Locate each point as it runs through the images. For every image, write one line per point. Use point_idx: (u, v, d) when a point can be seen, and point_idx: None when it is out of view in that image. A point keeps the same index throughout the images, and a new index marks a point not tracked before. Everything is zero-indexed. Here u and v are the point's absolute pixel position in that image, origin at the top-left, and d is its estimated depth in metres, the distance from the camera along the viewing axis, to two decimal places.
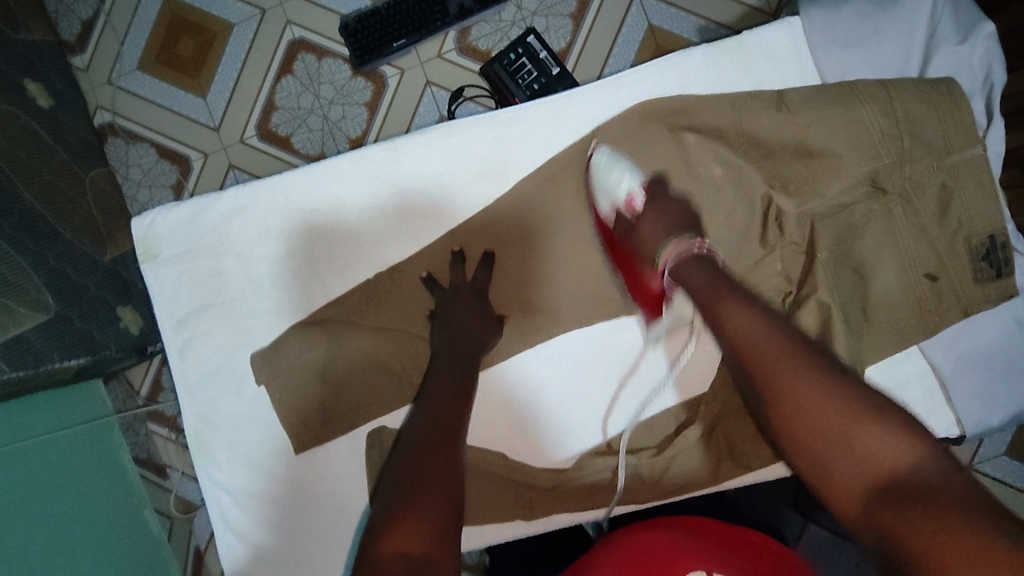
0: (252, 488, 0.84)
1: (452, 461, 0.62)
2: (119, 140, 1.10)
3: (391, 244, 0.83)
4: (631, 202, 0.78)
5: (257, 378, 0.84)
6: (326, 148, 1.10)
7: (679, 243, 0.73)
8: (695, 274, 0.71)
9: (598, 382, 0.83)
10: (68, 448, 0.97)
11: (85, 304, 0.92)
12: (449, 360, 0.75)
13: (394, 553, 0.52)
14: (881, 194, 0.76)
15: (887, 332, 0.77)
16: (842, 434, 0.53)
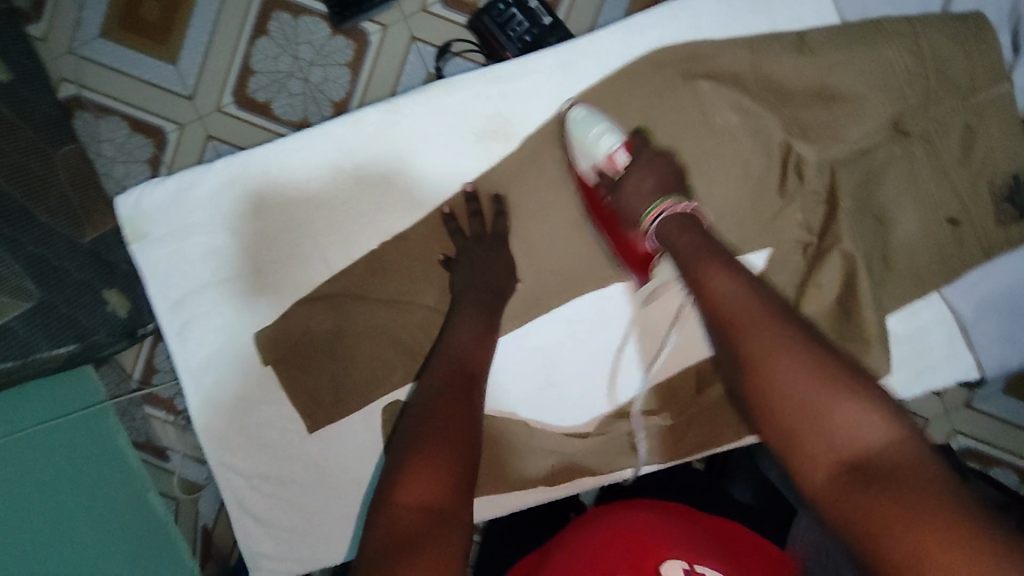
0: (266, 469, 0.82)
1: (470, 423, 0.60)
2: (87, 114, 1.04)
3: (394, 211, 0.79)
4: (614, 161, 0.74)
5: (263, 359, 0.80)
6: (309, 113, 1.04)
7: (666, 202, 0.70)
8: (680, 237, 0.68)
9: (613, 345, 0.81)
10: (63, 437, 0.93)
11: (69, 289, 0.87)
12: (470, 331, 0.71)
13: (414, 503, 0.52)
14: (904, 136, 0.74)
15: (908, 279, 0.75)
16: (824, 411, 0.51)
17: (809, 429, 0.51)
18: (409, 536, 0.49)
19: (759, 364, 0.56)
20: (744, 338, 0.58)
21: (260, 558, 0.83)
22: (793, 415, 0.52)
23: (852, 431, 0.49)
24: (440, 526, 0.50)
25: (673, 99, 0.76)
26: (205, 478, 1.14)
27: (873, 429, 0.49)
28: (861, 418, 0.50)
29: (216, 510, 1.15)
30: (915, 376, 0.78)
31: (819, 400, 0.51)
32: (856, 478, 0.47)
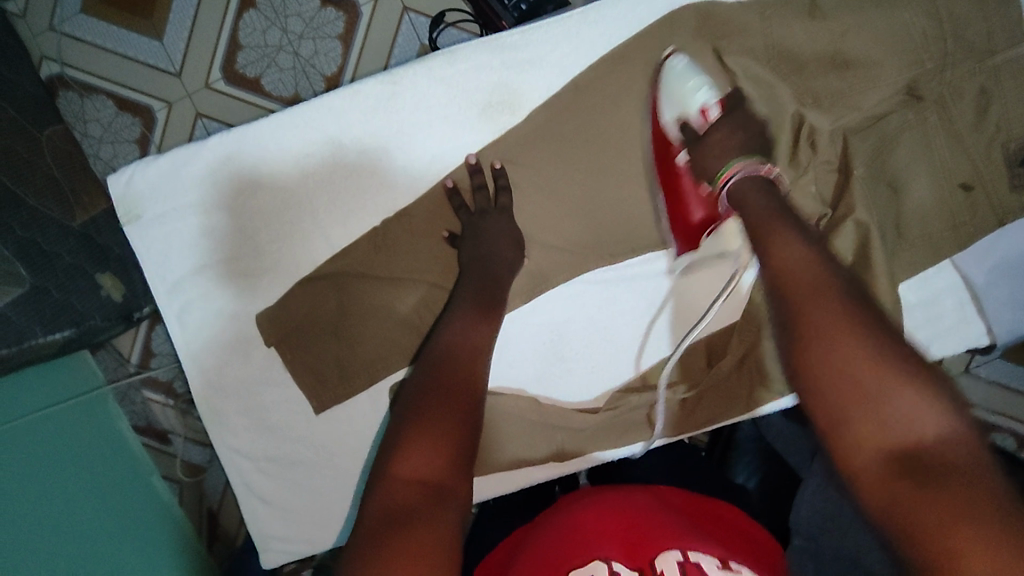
0: (272, 451, 0.81)
1: (471, 396, 0.57)
2: (72, 93, 1.00)
3: (395, 187, 0.77)
4: (704, 114, 0.72)
5: (264, 340, 0.79)
6: (300, 89, 1.01)
7: (748, 162, 0.68)
8: (753, 195, 0.65)
9: (633, 317, 0.80)
10: (60, 428, 0.90)
11: (61, 274, 0.85)
12: (475, 295, 0.69)
13: (410, 477, 0.50)
14: (918, 101, 0.72)
15: (919, 247, 0.75)
16: (878, 398, 0.46)
17: (863, 414, 0.46)
18: (403, 512, 0.47)
19: (823, 346, 0.50)
20: (809, 313, 0.52)
21: (271, 541, 0.82)
22: (845, 397, 0.47)
23: (906, 420, 0.44)
24: (437, 505, 0.48)
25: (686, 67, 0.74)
26: (208, 461, 1.15)
27: (935, 424, 0.44)
28: (920, 408, 0.45)
29: (222, 490, 1.16)
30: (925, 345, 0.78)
31: (878, 382, 0.46)
32: (905, 473, 0.42)
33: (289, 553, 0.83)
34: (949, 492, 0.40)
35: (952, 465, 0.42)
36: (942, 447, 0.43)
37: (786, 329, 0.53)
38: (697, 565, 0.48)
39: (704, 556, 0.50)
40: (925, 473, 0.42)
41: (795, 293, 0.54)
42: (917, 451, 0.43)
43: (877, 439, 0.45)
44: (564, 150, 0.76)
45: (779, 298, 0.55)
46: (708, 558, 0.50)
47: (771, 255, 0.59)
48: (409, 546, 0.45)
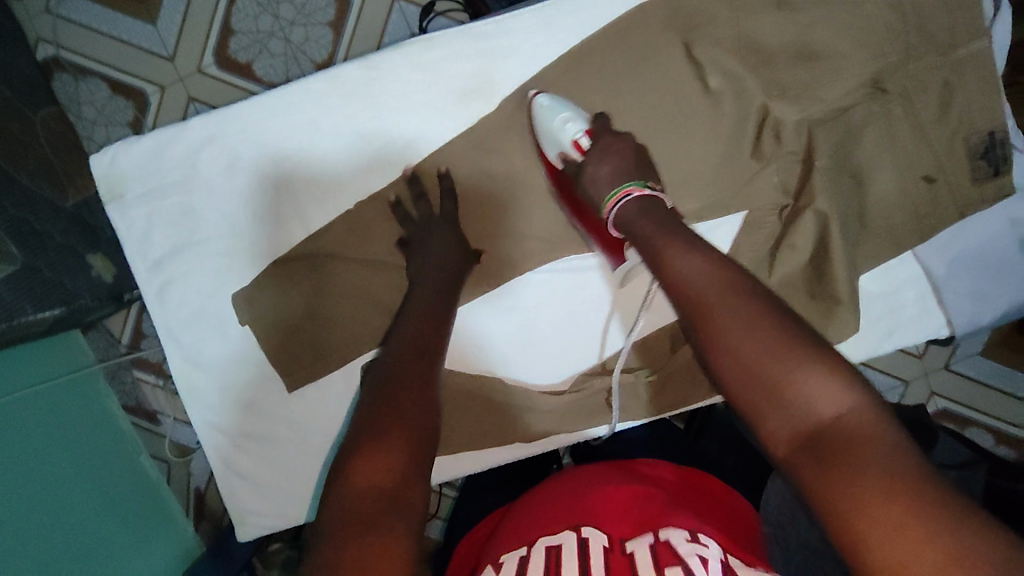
0: (248, 428, 0.83)
1: (426, 394, 0.54)
2: (67, 76, 1.02)
3: (372, 172, 0.79)
4: (578, 146, 0.72)
5: (240, 319, 0.81)
6: (291, 75, 1.02)
7: (622, 191, 0.67)
8: (639, 221, 0.65)
9: (586, 315, 0.82)
10: (52, 400, 0.94)
11: (52, 254, 0.87)
12: (427, 308, 0.67)
13: (361, 488, 0.46)
14: (882, 94, 0.74)
15: (882, 238, 0.76)
16: (780, 391, 0.47)
17: (770, 408, 0.47)
18: (359, 520, 0.44)
19: (722, 354, 0.51)
20: (708, 322, 0.52)
21: (246, 514, 0.85)
22: (753, 399, 0.48)
23: (807, 406, 0.46)
24: (393, 514, 0.44)
25: (659, 57, 0.75)
26: (196, 442, 1.17)
27: (835, 402, 0.45)
28: (826, 391, 0.46)
29: (209, 473, 1.18)
30: (886, 335, 0.80)
31: (775, 373, 0.47)
32: (814, 456, 0.44)
33: (265, 527, 0.86)
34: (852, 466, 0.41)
35: (855, 439, 0.43)
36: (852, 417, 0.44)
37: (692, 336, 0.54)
38: (667, 542, 0.48)
39: (674, 532, 0.50)
40: (841, 449, 0.43)
41: (697, 300, 0.54)
42: (822, 433, 0.44)
43: (786, 430, 0.46)
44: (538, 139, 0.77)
45: (684, 307, 0.55)
46: (678, 533, 0.49)
47: (668, 269, 0.58)
48: (360, 556, 0.41)
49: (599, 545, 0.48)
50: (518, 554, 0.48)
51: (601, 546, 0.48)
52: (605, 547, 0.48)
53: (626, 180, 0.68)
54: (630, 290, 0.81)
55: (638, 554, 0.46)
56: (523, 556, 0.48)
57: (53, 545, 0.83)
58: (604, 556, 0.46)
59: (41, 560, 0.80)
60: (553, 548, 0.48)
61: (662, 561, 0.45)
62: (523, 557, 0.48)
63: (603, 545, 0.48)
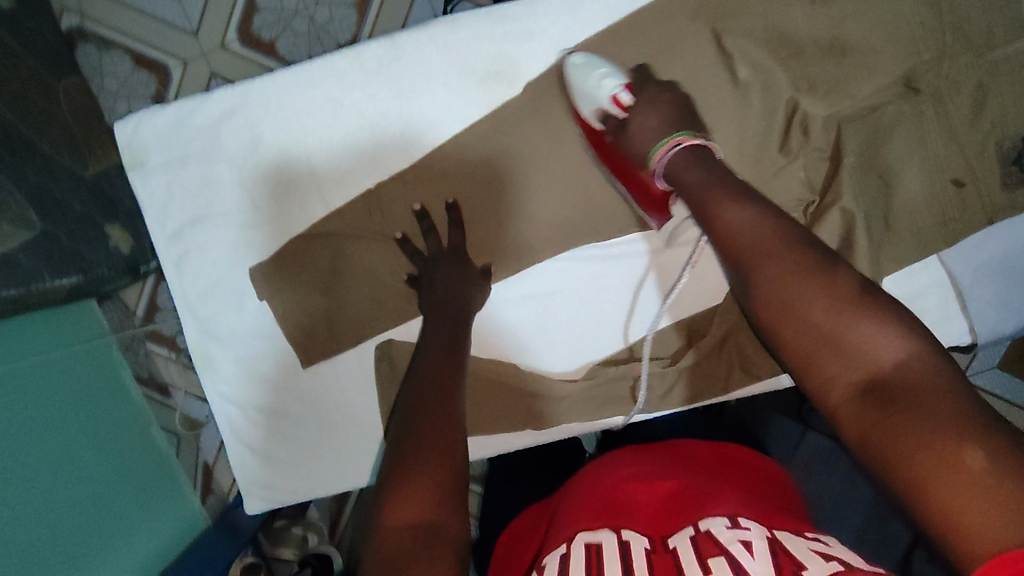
0: (260, 402, 0.84)
1: (452, 432, 0.56)
2: (91, 47, 1.02)
3: (393, 151, 0.79)
4: (618, 102, 0.70)
5: (258, 293, 0.81)
6: (314, 54, 1.02)
7: (669, 143, 0.66)
8: (689, 173, 0.65)
9: (614, 295, 0.81)
10: (66, 368, 0.95)
11: (72, 222, 0.88)
12: (437, 337, 0.69)
13: (400, 525, 0.50)
14: (914, 94, 0.72)
15: (908, 242, 0.75)
16: (837, 337, 0.50)
17: (831, 357, 0.50)
18: (398, 558, 0.47)
19: (777, 306, 0.54)
20: (766, 280, 0.55)
21: (256, 487, 0.86)
22: (814, 347, 0.51)
23: (867, 351, 0.48)
24: (431, 546, 0.48)
25: (684, 47, 0.74)
26: (206, 416, 1.19)
27: (892, 349, 0.47)
28: (882, 343, 0.48)
29: (218, 446, 1.20)
30: None
31: (844, 319, 0.50)
32: (881, 411, 0.45)
33: (272, 501, 0.87)
34: (907, 412, 0.43)
35: (919, 391, 0.45)
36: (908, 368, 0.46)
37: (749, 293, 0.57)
38: (707, 533, 0.47)
39: (714, 521, 0.48)
40: (904, 405, 0.44)
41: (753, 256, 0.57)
42: (879, 379, 0.47)
43: (845, 377, 0.49)
44: (559, 127, 0.77)
45: (741, 266, 0.58)
46: (718, 520, 0.48)
47: (728, 220, 0.60)
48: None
49: (641, 548, 0.47)
50: (558, 554, 0.48)
51: (642, 549, 0.47)
52: (647, 549, 0.47)
53: (676, 129, 0.67)
54: (666, 262, 0.80)
55: (680, 550, 0.46)
56: (563, 554, 0.48)
57: (70, 511, 0.85)
58: (646, 557, 0.46)
59: (53, 523, 0.82)
60: (592, 545, 0.47)
61: (705, 552, 0.45)
62: (564, 554, 0.48)
63: (645, 547, 0.48)
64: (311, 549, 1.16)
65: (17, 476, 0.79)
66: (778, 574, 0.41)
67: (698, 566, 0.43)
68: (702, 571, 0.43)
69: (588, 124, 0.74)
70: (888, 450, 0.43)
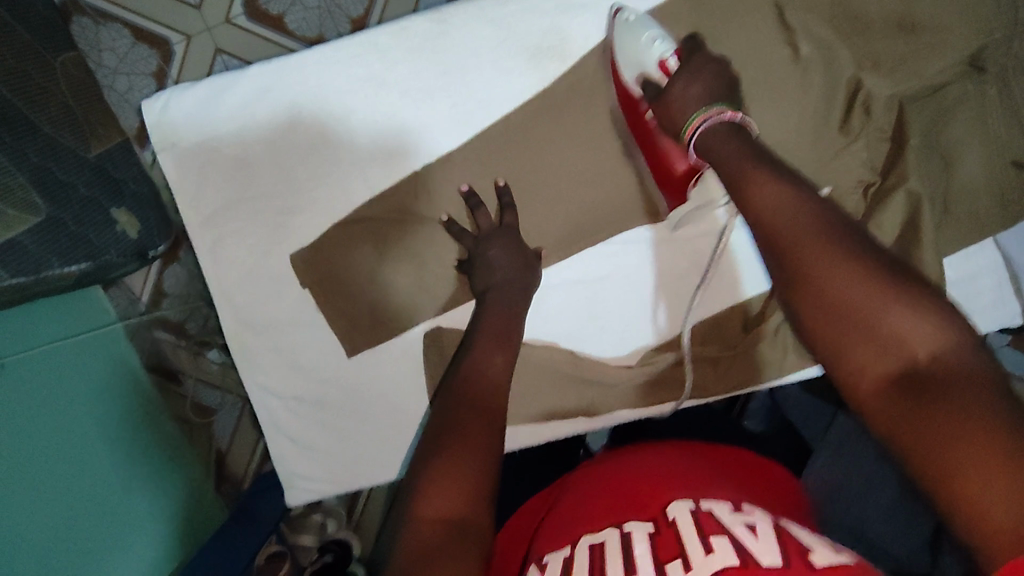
0: (303, 393, 0.81)
1: (490, 433, 0.54)
2: (87, 19, 0.95)
3: (440, 131, 0.75)
4: (664, 67, 0.68)
5: (300, 281, 0.78)
6: (326, 30, 0.98)
7: (710, 112, 0.64)
8: (723, 144, 0.62)
9: (665, 280, 0.80)
10: (70, 356, 0.90)
11: (77, 206, 0.82)
12: (497, 318, 0.68)
13: (434, 518, 0.48)
14: (978, 73, 0.71)
15: (965, 223, 0.74)
16: (873, 323, 0.46)
17: (865, 346, 0.46)
18: (429, 551, 0.45)
19: (810, 294, 0.50)
20: (799, 265, 0.51)
21: (296, 479, 0.84)
22: (845, 334, 0.48)
23: (900, 343, 0.45)
24: (459, 542, 0.46)
25: (744, 21, 0.71)
26: (219, 402, 1.15)
27: (932, 341, 0.44)
28: (919, 331, 0.45)
29: (231, 433, 1.16)
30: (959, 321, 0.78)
31: (875, 308, 0.46)
32: (907, 396, 0.43)
33: (313, 493, 0.84)
34: (944, 403, 0.40)
35: (949, 381, 0.42)
36: (944, 358, 0.43)
37: (782, 287, 0.53)
38: (710, 512, 0.47)
39: (717, 503, 0.49)
40: (934, 394, 0.41)
41: (793, 244, 0.53)
42: (914, 371, 0.44)
43: (879, 366, 0.46)
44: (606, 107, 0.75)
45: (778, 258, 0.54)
46: (721, 504, 0.49)
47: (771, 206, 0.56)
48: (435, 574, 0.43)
49: (643, 532, 0.47)
50: (562, 555, 0.48)
51: (643, 534, 0.47)
52: (648, 533, 0.47)
53: (713, 102, 0.65)
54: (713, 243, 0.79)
55: (680, 525, 0.46)
56: (568, 556, 0.48)
57: (80, 504, 0.81)
58: (648, 539, 0.46)
59: (67, 518, 0.78)
60: (596, 546, 0.47)
61: (706, 530, 0.44)
62: (568, 556, 0.47)
63: (648, 531, 0.47)
64: (330, 535, 1.14)
65: (25, 471, 0.74)
66: (783, 551, 0.41)
67: (699, 543, 0.43)
68: (704, 547, 0.43)
69: (624, 88, 0.72)
70: (921, 445, 0.41)
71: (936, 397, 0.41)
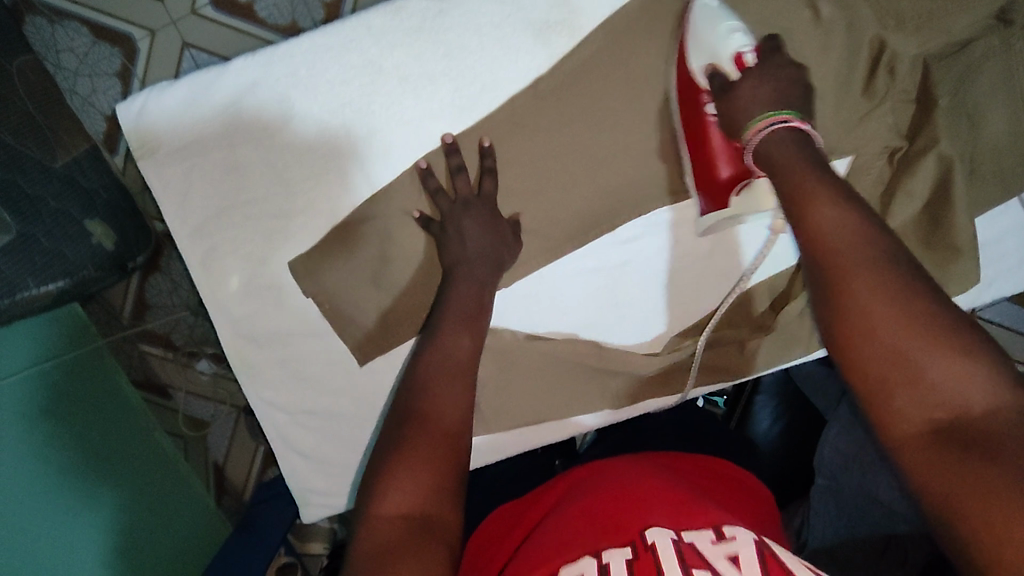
0: (310, 405, 0.77)
1: (453, 430, 0.50)
2: (41, 19, 0.88)
3: (444, 118, 0.70)
4: (739, 60, 0.63)
5: (302, 289, 0.73)
6: (298, 17, 0.90)
7: (775, 118, 0.58)
8: (785, 155, 0.57)
9: (690, 266, 0.76)
10: (59, 377, 0.82)
11: (48, 220, 0.76)
12: (459, 302, 0.62)
13: (393, 513, 0.44)
14: (1006, 26, 0.67)
15: (992, 184, 0.71)
16: (917, 371, 0.42)
17: (909, 390, 0.42)
18: (388, 552, 0.41)
19: (853, 327, 0.46)
20: (845, 288, 0.47)
21: (310, 495, 0.79)
22: (880, 370, 0.44)
23: (944, 391, 0.41)
24: (420, 546, 0.42)
25: None
26: (212, 415, 1.07)
27: (982, 398, 0.40)
28: (967, 382, 0.41)
29: (228, 445, 1.08)
30: (986, 284, 0.75)
31: (922, 351, 0.42)
32: (947, 447, 0.39)
33: (330, 506, 0.80)
34: (990, 465, 0.37)
35: (993, 438, 0.38)
36: (988, 416, 0.39)
37: (824, 311, 0.49)
38: (691, 542, 0.43)
39: (699, 532, 0.45)
40: (976, 448, 0.38)
41: (840, 270, 0.48)
42: (956, 423, 0.40)
43: (917, 418, 0.42)
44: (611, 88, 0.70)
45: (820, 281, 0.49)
46: (703, 532, 0.45)
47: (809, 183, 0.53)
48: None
49: (620, 557, 0.43)
50: None
51: (622, 559, 0.42)
52: (627, 559, 0.42)
53: (781, 107, 0.59)
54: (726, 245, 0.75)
55: (660, 548, 0.42)
56: None
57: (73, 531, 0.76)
58: (625, 561, 0.42)
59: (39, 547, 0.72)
60: None
61: (689, 562, 0.41)
62: None
63: (625, 557, 0.43)
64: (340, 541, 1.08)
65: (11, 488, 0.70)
66: None
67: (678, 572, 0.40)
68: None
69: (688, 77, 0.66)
70: (950, 502, 0.38)
71: (979, 453, 0.38)
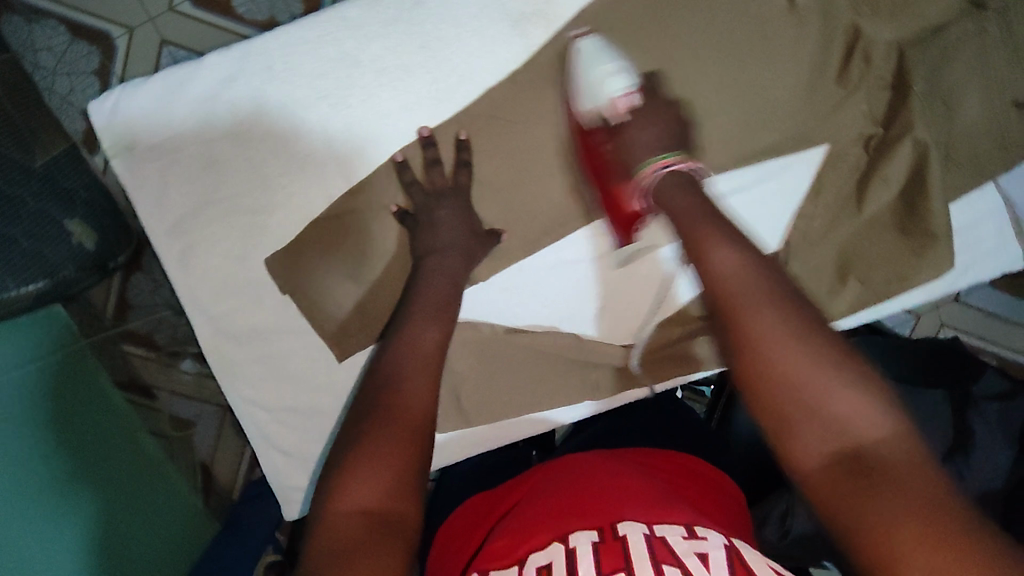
0: (291, 402, 0.76)
1: (415, 423, 0.49)
2: (18, 18, 0.87)
3: (420, 110, 0.70)
4: (615, 106, 0.64)
5: (280, 284, 0.73)
6: (276, 13, 0.89)
7: (658, 162, 0.62)
8: (675, 194, 0.61)
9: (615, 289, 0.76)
10: (58, 375, 0.81)
11: (26, 219, 0.75)
12: (426, 296, 0.62)
13: (351, 507, 0.44)
14: (978, 10, 0.68)
15: (967, 168, 0.71)
16: (813, 403, 0.43)
17: (805, 421, 0.43)
18: (351, 547, 0.41)
19: (752, 363, 0.47)
20: (741, 322, 0.48)
21: (292, 493, 0.79)
22: (779, 405, 0.45)
23: (843, 421, 0.42)
24: (379, 543, 0.42)
25: None
26: (196, 415, 1.06)
27: (875, 425, 0.41)
28: (861, 410, 0.42)
29: (212, 446, 1.07)
30: (962, 271, 0.74)
31: (818, 385, 0.44)
32: (849, 477, 0.40)
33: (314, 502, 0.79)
34: (884, 488, 0.38)
35: (891, 465, 0.39)
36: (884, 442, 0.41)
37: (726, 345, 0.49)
38: (661, 537, 0.43)
39: (669, 527, 0.45)
40: (876, 475, 0.39)
41: (742, 304, 0.49)
42: (855, 451, 0.41)
43: (819, 448, 0.42)
44: None
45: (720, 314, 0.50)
46: (674, 528, 0.45)
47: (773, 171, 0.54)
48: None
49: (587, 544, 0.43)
50: None
51: (588, 544, 0.43)
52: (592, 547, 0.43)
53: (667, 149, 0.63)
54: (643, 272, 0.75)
55: (630, 541, 0.42)
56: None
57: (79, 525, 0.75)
58: (592, 551, 0.42)
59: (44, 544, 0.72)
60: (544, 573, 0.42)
61: (660, 558, 0.41)
62: None
63: (592, 542, 0.43)
64: None
65: None
66: None
67: (648, 568, 0.40)
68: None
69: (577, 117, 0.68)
70: (853, 529, 0.38)
71: (880, 480, 0.39)
